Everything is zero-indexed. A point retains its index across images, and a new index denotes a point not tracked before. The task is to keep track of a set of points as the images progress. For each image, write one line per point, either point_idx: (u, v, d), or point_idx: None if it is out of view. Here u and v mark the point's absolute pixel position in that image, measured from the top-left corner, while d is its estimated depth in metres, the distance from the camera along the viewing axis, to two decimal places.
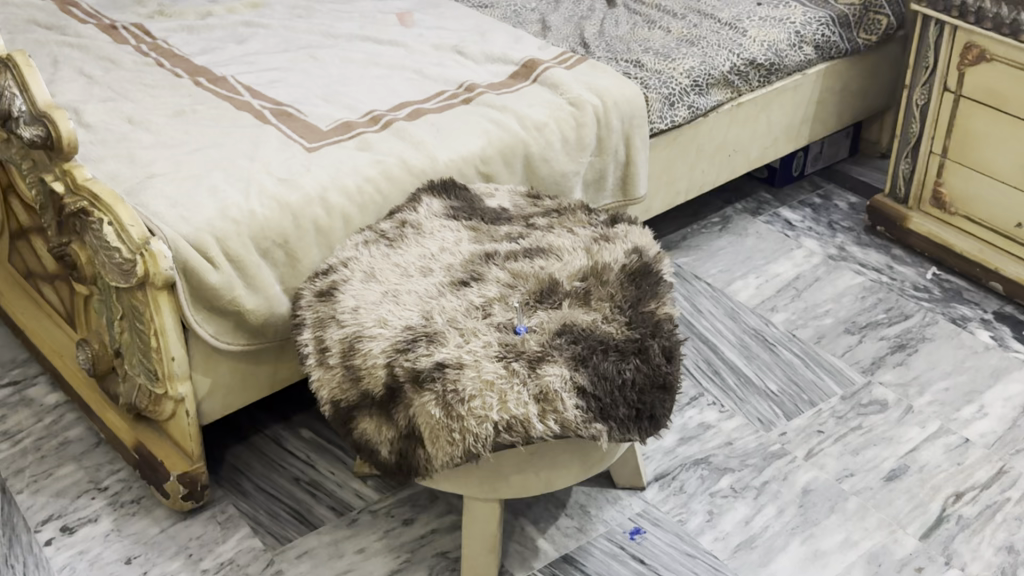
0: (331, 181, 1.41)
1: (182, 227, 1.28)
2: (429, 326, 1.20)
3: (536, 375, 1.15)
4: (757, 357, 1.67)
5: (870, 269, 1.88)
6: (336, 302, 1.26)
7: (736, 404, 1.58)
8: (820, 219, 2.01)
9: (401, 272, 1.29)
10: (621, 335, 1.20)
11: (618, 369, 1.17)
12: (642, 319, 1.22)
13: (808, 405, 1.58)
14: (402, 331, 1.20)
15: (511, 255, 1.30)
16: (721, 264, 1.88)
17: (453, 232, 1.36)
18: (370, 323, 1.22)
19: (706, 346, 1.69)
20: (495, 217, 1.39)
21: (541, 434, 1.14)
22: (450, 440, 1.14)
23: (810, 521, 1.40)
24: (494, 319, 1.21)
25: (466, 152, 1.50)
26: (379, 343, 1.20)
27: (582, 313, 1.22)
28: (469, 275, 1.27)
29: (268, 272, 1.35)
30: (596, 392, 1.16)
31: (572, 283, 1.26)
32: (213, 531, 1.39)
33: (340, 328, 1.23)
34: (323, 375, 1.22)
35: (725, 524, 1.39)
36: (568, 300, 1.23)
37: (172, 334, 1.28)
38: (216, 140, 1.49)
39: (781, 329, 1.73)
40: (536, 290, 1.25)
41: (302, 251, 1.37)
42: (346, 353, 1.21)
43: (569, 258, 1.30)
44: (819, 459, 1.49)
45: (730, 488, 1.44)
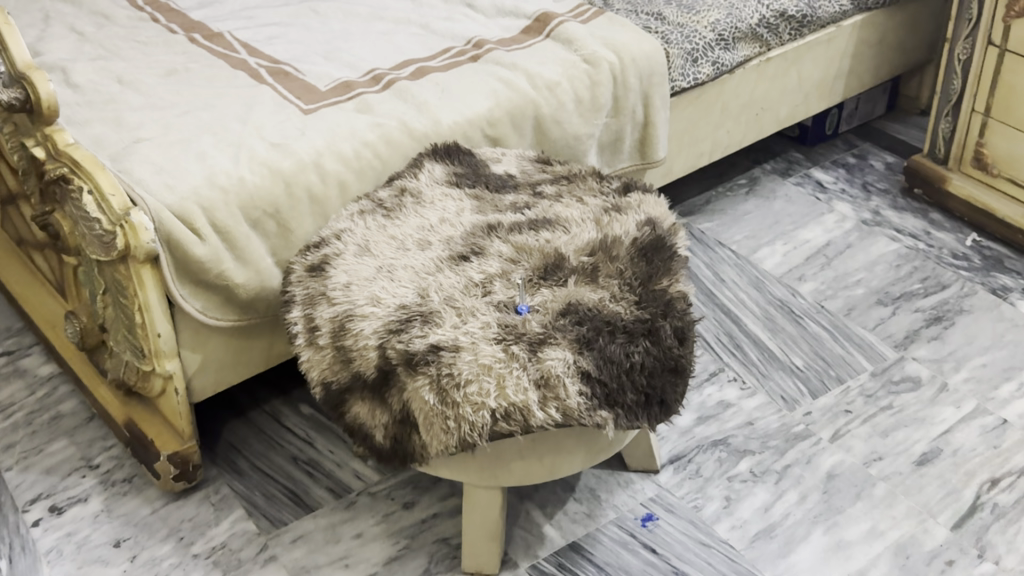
0: (326, 146, 1.32)
1: (166, 196, 1.21)
2: (425, 305, 1.12)
3: (536, 359, 1.07)
4: (782, 331, 1.58)
5: (906, 235, 1.78)
6: (326, 277, 1.18)
7: (758, 381, 1.49)
8: (854, 181, 1.91)
9: (397, 245, 1.20)
10: (630, 316, 1.12)
11: (626, 352, 1.10)
12: (652, 297, 1.13)
13: (835, 382, 1.49)
14: (395, 310, 1.12)
15: (515, 227, 1.22)
16: (746, 230, 1.78)
17: (455, 201, 1.27)
18: (362, 301, 1.14)
19: (727, 318, 1.60)
20: (500, 185, 1.30)
21: (542, 423, 1.06)
22: (445, 429, 1.07)
23: (835, 509, 1.31)
24: (494, 298, 1.13)
25: (472, 114, 1.40)
26: (371, 323, 1.12)
27: (589, 291, 1.14)
28: (470, 249, 1.19)
29: (259, 244, 1.28)
30: (602, 377, 1.08)
31: (579, 258, 1.17)
32: (206, 512, 1.33)
33: (331, 306, 1.15)
34: (313, 355, 1.15)
35: (743, 511, 1.31)
36: (574, 277, 1.15)
37: (157, 311, 1.22)
38: (209, 102, 1.41)
39: (808, 301, 1.64)
40: (540, 267, 1.16)
41: (294, 221, 1.30)
42: (337, 333, 1.14)
43: (578, 230, 1.21)
44: (846, 441, 1.40)
45: (749, 472, 1.36)
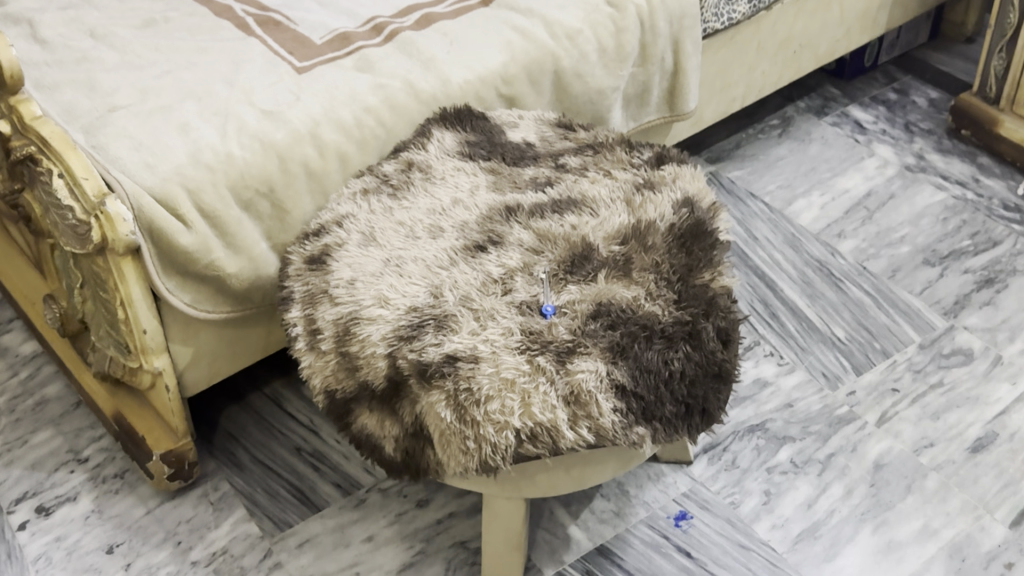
0: (323, 113, 1.19)
1: (146, 178, 1.08)
2: (439, 307, 1.00)
3: (565, 372, 0.96)
4: (821, 298, 1.46)
5: (952, 182, 1.65)
6: (328, 271, 1.06)
7: (797, 355, 1.38)
8: (895, 120, 1.77)
9: (405, 233, 1.08)
10: (668, 319, 1.00)
11: (665, 360, 0.98)
12: (692, 295, 1.01)
13: (880, 356, 1.38)
14: (406, 313, 1.01)
15: (537, 210, 1.09)
16: (780, 180, 1.65)
17: (469, 178, 1.14)
18: (369, 301, 1.02)
19: (762, 282, 1.48)
20: (519, 156, 1.17)
21: (572, 445, 0.95)
22: (465, 450, 0.96)
23: (883, 504, 1.21)
24: (516, 298, 1.01)
25: (484, 70, 1.26)
26: (379, 328, 1.00)
27: (621, 289, 1.02)
28: (487, 237, 1.07)
29: (252, 228, 1.15)
30: (638, 389, 0.97)
31: (609, 247, 1.05)
32: (204, 513, 1.23)
33: (333, 306, 1.03)
34: (315, 362, 1.03)
35: (784, 508, 1.21)
36: (605, 271, 1.03)
37: (142, 306, 1.10)
38: (192, 59, 1.26)
39: (849, 262, 1.52)
40: (566, 259, 1.04)
41: (290, 200, 1.17)
42: (341, 338, 1.02)
43: (607, 213, 1.08)
44: (893, 425, 1.30)
45: (789, 463, 1.26)
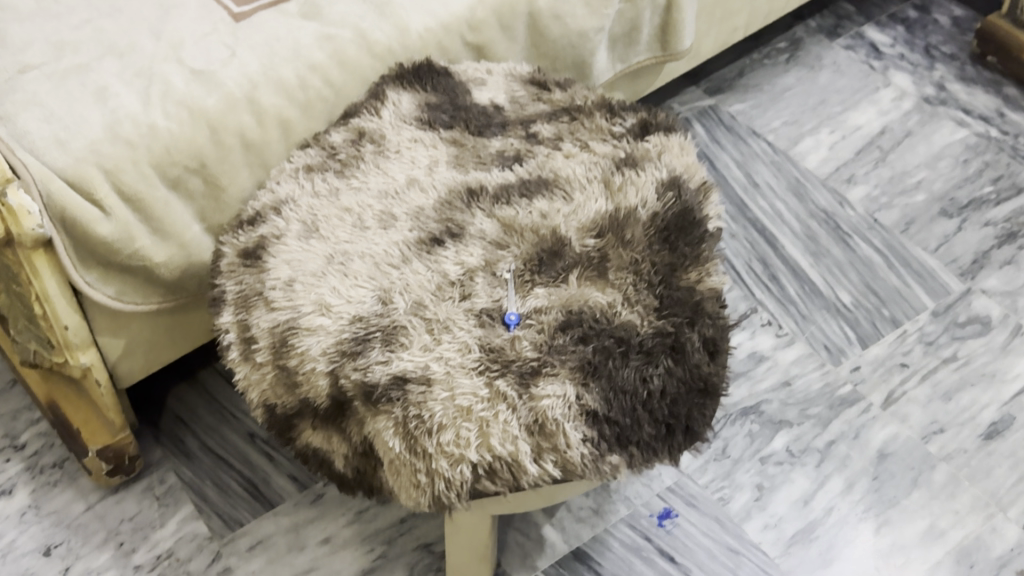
0: (261, 73, 1.03)
1: (55, 156, 0.93)
2: (387, 317, 0.88)
3: (529, 398, 0.84)
4: (826, 256, 1.33)
5: (974, 117, 1.50)
6: (264, 269, 0.93)
7: (797, 325, 1.26)
8: (915, 43, 1.61)
9: (352, 222, 0.95)
10: (648, 330, 0.88)
11: (643, 378, 0.86)
12: (676, 299, 0.89)
13: (889, 325, 1.26)
14: (349, 323, 0.88)
15: (503, 193, 0.96)
16: (786, 115, 1.51)
17: (427, 151, 1.01)
18: (308, 308, 0.90)
19: (761, 238, 1.35)
20: (484, 124, 1.03)
21: (535, 480, 0.84)
22: (416, 483, 0.85)
23: (887, 501, 1.11)
24: (475, 305, 0.89)
25: (448, 16, 1.11)
26: (320, 340, 0.88)
27: (596, 293, 0.89)
28: (445, 228, 0.94)
29: (182, 208, 1.02)
30: (612, 414, 0.85)
31: (583, 242, 0.92)
32: (149, 510, 1.13)
33: (270, 311, 0.91)
34: (251, 374, 0.92)
35: (778, 505, 1.11)
36: (578, 271, 0.91)
37: (60, 300, 0.98)
38: (116, 5, 1.11)
39: (858, 213, 1.38)
40: (534, 257, 0.92)
41: (225, 174, 1.03)
42: (278, 350, 0.90)
43: (582, 198, 0.95)
44: (900, 408, 1.19)
45: (785, 451, 1.15)
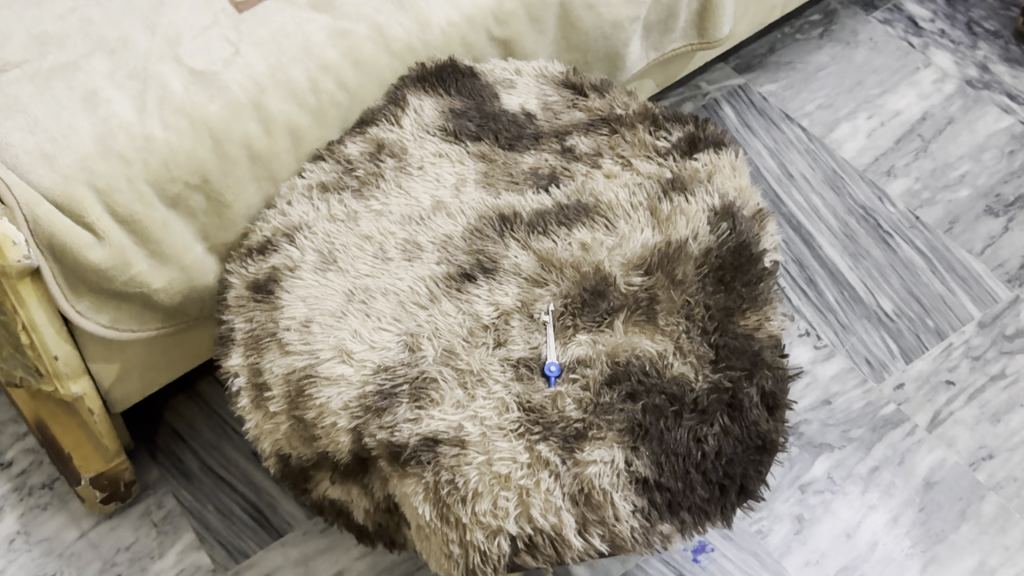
0: (268, 75, 0.93)
1: (41, 172, 0.82)
2: (415, 367, 0.80)
3: (574, 464, 0.76)
4: (866, 258, 1.25)
5: (1020, 103, 1.41)
6: (276, 305, 0.84)
7: (837, 337, 1.19)
8: (957, 18, 1.52)
9: (373, 252, 0.86)
10: (702, 385, 0.80)
11: (696, 439, 0.79)
12: (733, 349, 0.81)
13: (933, 336, 1.19)
14: (373, 373, 0.80)
15: (539, 220, 0.87)
16: (820, 98, 1.41)
17: (453, 167, 0.92)
18: (327, 354, 0.81)
19: (797, 237, 1.27)
20: (515, 136, 0.94)
21: (579, 553, 0.77)
22: (447, 553, 0.77)
23: (934, 535, 1.05)
24: (512, 353, 0.81)
25: (473, 9, 1.01)
26: (341, 392, 0.80)
27: (645, 341, 0.81)
28: (476, 262, 0.85)
29: (182, 227, 0.92)
30: (664, 480, 0.78)
31: (629, 281, 0.84)
32: (146, 539, 1.06)
33: (284, 355, 0.82)
34: (262, 423, 0.83)
35: (819, 539, 1.05)
36: (624, 315, 0.82)
37: (48, 328, 0.88)
38: None
39: (899, 209, 1.30)
40: (575, 297, 0.83)
41: (229, 190, 0.93)
42: (293, 399, 0.81)
43: (627, 227, 0.86)
44: (947, 430, 1.12)
45: (825, 478, 1.09)
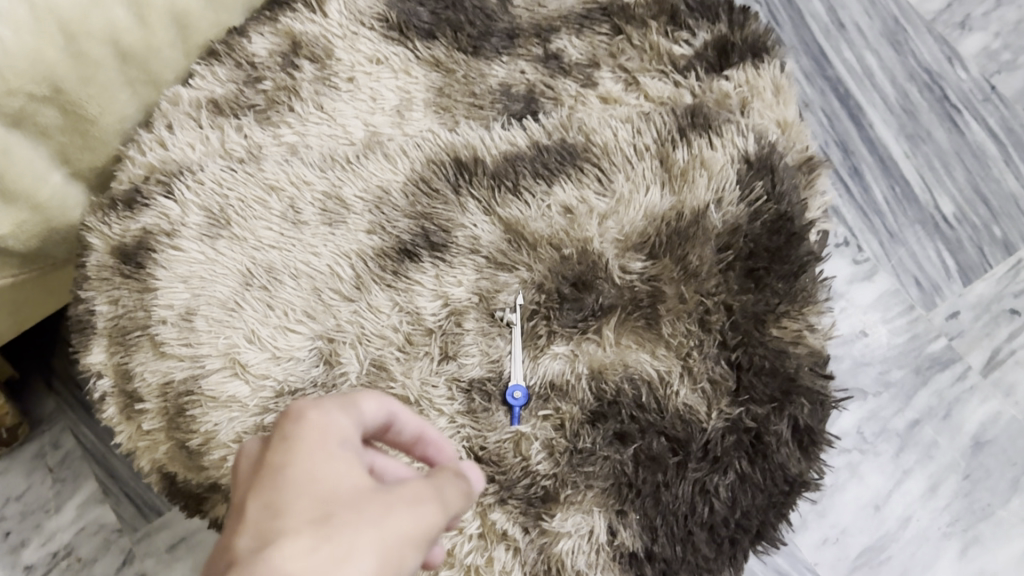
0: None
1: None
2: (331, 392, 0.59)
3: (539, 538, 0.58)
4: (927, 143, 1.00)
5: None
6: (148, 284, 0.63)
7: (882, 249, 0.96)
8: None
9: (280, 212, 0.64)
10: (716, 423, 0.59)
11: (703, 493, 0.59)
12: (761, 372, 0.60)
13: (999, 252, 0.97)
14: (275, 398, 0.59)
15: (507, 171, 0.64)
16: None
17: (395, 79, 0.69)
18: (214, 364, 0.60)
19: (843, 112, 1.01)
20: (483, 32, 0.71)
21: None
22: None
23: (979, 510, 0.88)
24: (463, 372, 0.60)
25: None
26: (232, 420, 0.59)
27: (644, 357, 0.60)
28: (418, 233, 0.63)
29: (30, 153, 0.62)
30: (657, 548, 0.58)
31: (626, 267, 0.62)
32: (41, 488, 0.89)
33: (158, 359, 0.61)
34: (137, 437, 0.64)
35: (842, 511, 0.88)
36: (617, 317, 0.61)
37: None
38: None
39: (972, 75, 1.03)
40: (552, 290, 0.61)
41: (92, 100, 0.64)
42: (172, 417, 0.61)
43: (627, 184, 0.63)
44: (1007, 375, 0.92)
45: (856, 435, 0.90)
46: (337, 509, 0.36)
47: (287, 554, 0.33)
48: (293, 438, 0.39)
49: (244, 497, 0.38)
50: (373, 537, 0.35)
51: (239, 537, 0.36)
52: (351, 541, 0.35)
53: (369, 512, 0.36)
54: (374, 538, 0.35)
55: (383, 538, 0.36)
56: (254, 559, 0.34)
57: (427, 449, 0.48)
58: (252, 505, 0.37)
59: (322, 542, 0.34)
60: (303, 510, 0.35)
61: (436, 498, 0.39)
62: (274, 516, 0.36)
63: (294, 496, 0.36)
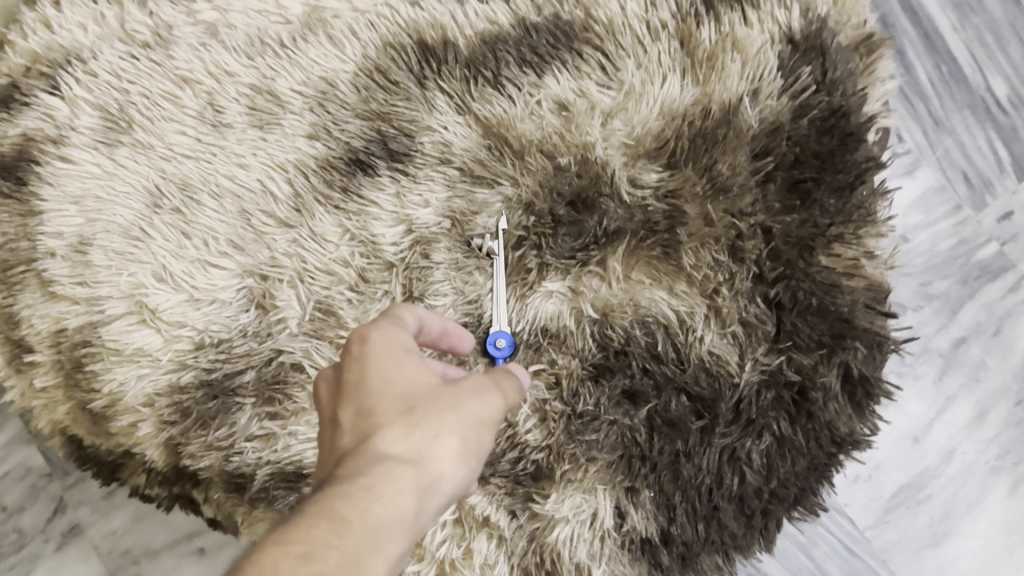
0: None
1: None
2: (266, 344, 0.47)
3: (531, 524, 0.47)
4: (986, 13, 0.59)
5: None
6: (31, 206, 0.49)
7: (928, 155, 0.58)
8: None
9: (197, 113, 0.50)
10: (750, 378, 0.47)
11: (733, 460, 0.47)
12: (807, 312, 0.47)
13: None
14: (194, 351, 0.47)
15: (483, 57, 0.50)
16: None
17: None
18: (117, 308, 0.48)
19: None
20: None
21: None
22: None
23: None
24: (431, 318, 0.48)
25: None
26: (142, 378, 0.48)
27: (658, 294, 0.48)
28: (371, 140, 0.49)
29: None
30: (675, 529, 0.47)
31: (636, 180, 0.48)
32: None
33: (48, 303, 0.49)
34: (32, 395, 0.51)
35: (882, 452, 0.56)
36: (625, 246, 0.48)
37: None
38: None
39: None
40: (543, 213, 0.49)
41: None
42: (70, 373, 0.49)
43: (638, 72, 0.49)
44: None
45: (899, 356, 0.57)
46: (420, 397, 0.32)
47: (383, 445, 0.29)
48: (354, 351, 0.33)
49: (321, 408, 0.33)
50: (460, 422, 0.31)
51: (328, 439, 0.32)
52: (442, 427, 0.31)
53: (446, 401, 0.32)
54: (462, 425, 0.31)
55: (465, 423, 0.32)
56: (353, 449, 0.30)
57: (450, 342, 0.41)
58: (332, 411, 0.33)
59: (418, 429, 0.30)
60: (385, 399, 0.31)
61: (502, 389, 0.35)
62: (358, 413, 0.31)
63: (376, 389, 0.32)
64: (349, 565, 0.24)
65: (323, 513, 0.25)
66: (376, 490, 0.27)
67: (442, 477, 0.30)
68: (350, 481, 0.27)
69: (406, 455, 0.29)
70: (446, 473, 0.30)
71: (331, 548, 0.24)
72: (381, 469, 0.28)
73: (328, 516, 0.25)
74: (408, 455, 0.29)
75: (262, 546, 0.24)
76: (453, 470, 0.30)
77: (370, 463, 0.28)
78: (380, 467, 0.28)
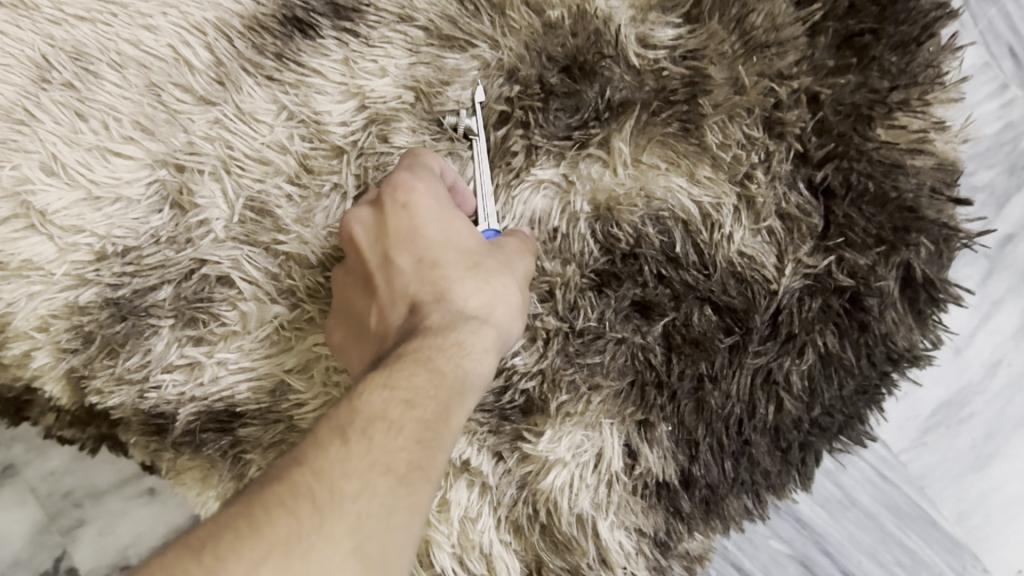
0: None
1: None
2: (184, 253, 0.38)
3: (519, 467, 0.39)
4: None
5: None
6: None
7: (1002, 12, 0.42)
8: None
9: None
10: (791, 285, 0.37)
11: (769, 384, 0.38)
12: (863, 199, 0.37)
13: None
14: (95, 264, 0.38)
15: None
16: None
17: None
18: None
19: None
20: None
21: None
22: None
23: None
24: None
25: None
26: (33, 297, 0.39)
27: (675, 179, 0.38)
28: None
29: None
30: (698, 470, 0.39)
31: (645, 36, 0.38)
32: None
33: None
34: None
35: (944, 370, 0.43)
36: (633, 122, 0.38)
37: None
38: None
39: None
40: (529, 80, 0.39)
41: None
42: None
43: None
44: None
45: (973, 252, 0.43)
46: (480, 252, 0.34)
47: (463, 302, 0.32)
48: (412, 192, 0.35)
49: (361, 250, 0.36)
50: (516, 279, 0.34)
51: (386, 280, 0.35)
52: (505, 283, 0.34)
53: (504, 258, 0.35)
54: (519, 282, 0.34)
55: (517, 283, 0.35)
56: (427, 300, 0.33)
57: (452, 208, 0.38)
58: (381, 254, 0.35)
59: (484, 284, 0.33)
60: (450, 253, 0.34)
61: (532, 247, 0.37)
62: (421, 262, 0.34)
63: (438, 240, 0.34)
64: (441, 414, 0.28)
65: (420, 363, 0.29)
66: (464, 344, 0.31)
67: (509, 330, 0.33)
68: (439, 335, 0.31)
69: (481, 314, 0.32)
70: (512, 330, 0.33)
71: (429, 399, 0.28)
72: (468, 327, 0.31)
73: (427, 366, 0.29)
74: (481, 312, 0.32)
75: (371, 386, 0.28)
76: (516, 327, 0.34)
77: (448, 314, 0.32)
78: (462, 323, 0.32)
